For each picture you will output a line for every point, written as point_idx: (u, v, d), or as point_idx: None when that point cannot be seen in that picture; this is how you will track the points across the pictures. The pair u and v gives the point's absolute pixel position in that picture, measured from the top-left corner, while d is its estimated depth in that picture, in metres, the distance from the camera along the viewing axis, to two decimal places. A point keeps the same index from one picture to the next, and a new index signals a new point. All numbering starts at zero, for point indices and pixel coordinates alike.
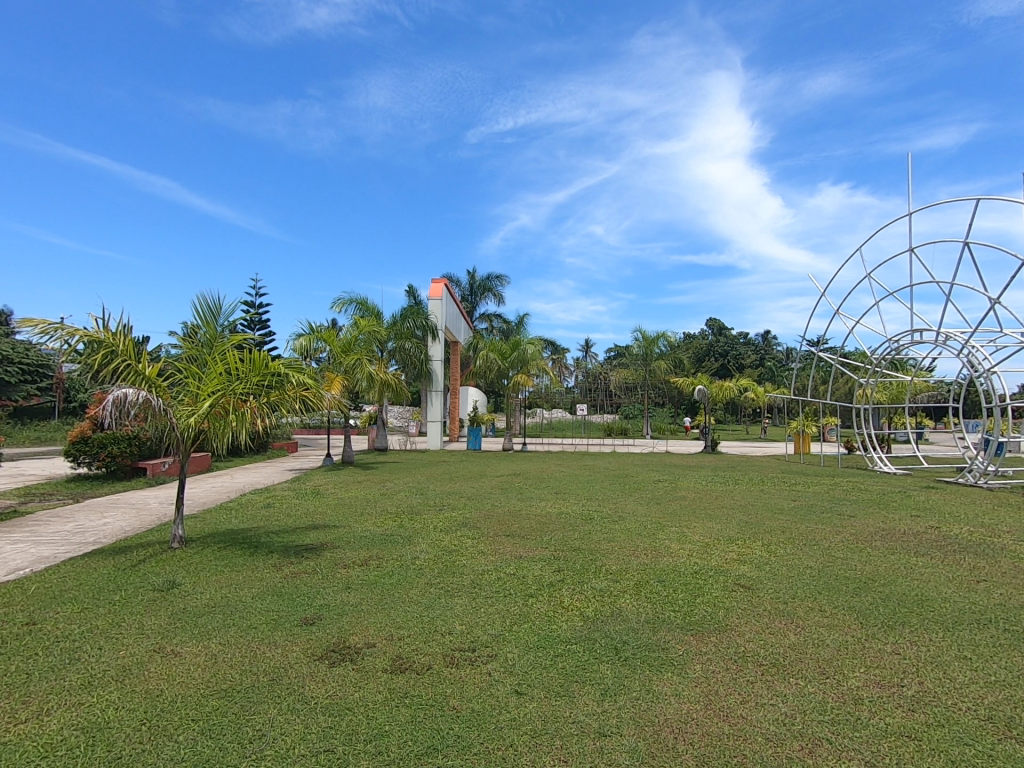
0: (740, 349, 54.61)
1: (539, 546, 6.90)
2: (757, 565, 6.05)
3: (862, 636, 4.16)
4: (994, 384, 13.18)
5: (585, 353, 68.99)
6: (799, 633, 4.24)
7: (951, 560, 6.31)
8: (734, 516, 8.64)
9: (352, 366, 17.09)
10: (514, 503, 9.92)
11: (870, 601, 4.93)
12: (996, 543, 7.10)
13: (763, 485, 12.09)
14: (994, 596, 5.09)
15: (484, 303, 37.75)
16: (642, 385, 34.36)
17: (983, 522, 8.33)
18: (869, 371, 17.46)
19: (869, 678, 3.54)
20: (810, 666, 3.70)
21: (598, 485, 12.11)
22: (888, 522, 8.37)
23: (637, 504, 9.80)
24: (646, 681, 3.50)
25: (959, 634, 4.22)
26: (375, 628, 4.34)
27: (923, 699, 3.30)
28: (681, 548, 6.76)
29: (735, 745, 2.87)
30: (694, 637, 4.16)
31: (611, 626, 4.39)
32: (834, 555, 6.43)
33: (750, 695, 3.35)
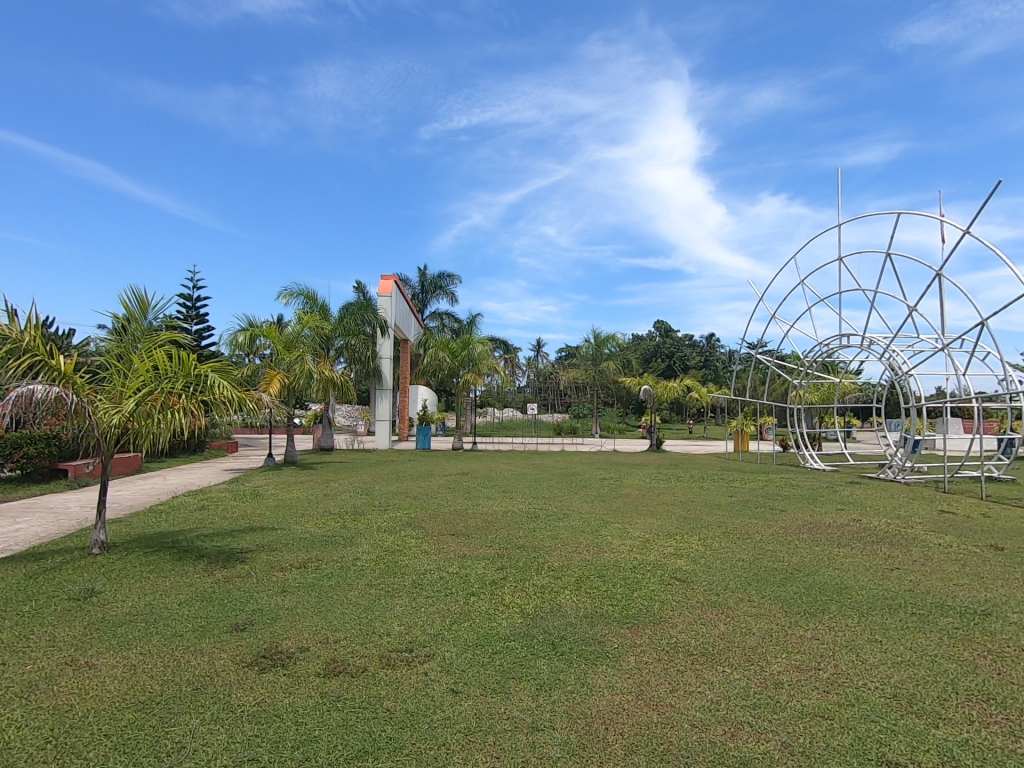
0: (686, 350, 56.75)
1: (483, 545, 6.91)
2: (692, 558, 6.28)
3: (785, 624, 4.39)
4: (911, 383, 14.17)
5: (536, 352, 69.56)
6: (728, 623, 4.42)
7: (869, 550, 6.73)
8: (674, 512, 8.95)
9: (294, 363, 16.46)
10: (461, 502, 9.90)
11: (794, 590, 5.21)
12: (910, 533, 7.65)
13: (702, 482, 12.57)
14: (906, 583, 5.46)
15: (436, 301, 37.49)
16: (593, 385, 35.37)
17: (898, 514, 8.97)
18: (802, 373, 18.44)
19: (789, 663, 3.73)
20: (736, 654, 3.87)
21: (545, 483, 12.27)
22: (814, 515, 8.85)
23: (582, 502, 9.95)
24: (581, 675, 3.56)
25: (872, 619, 4.51)
26: (309, 631, 4.23)
27: (837, 680, 3.51)
28: (622, 543, 6.93)
29: (662, 732, 2.96)
30: (630, 630, 4.28)
31: (550, 621, 4.45)
32: (764, 548, 6.75)
33: (678, 684, 3.47)
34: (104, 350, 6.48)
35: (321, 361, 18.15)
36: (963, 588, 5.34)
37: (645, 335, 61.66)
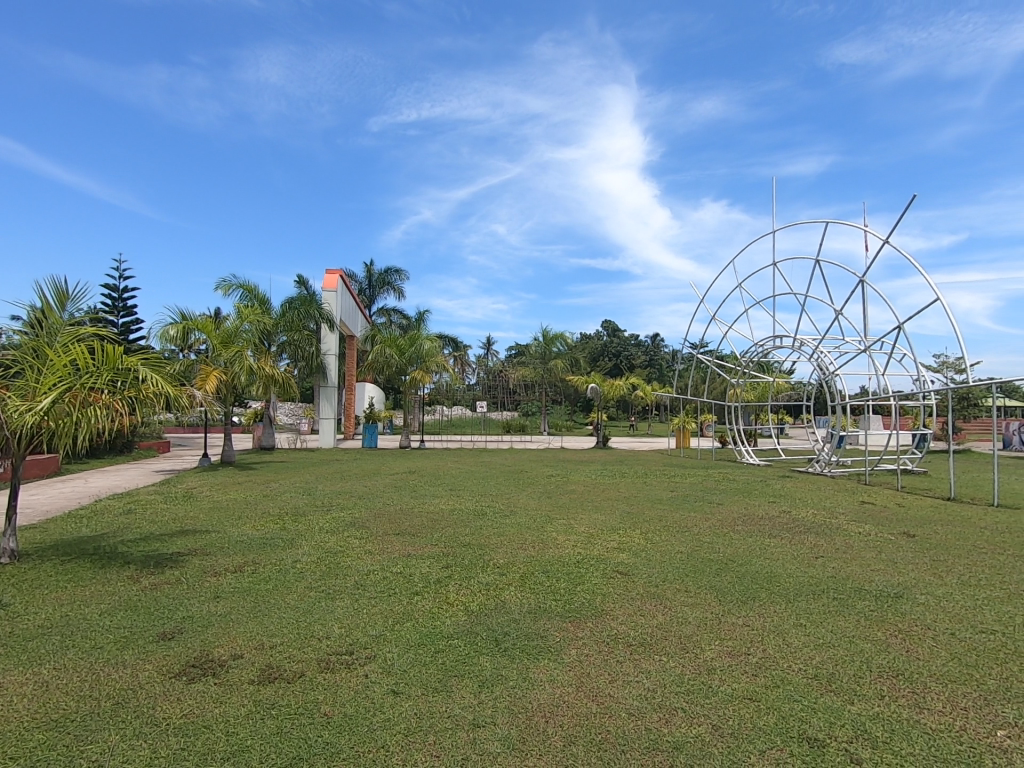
0: (631, 349, 58.18)
1: (428, 543, 6.84)
2: (633, 552, 6.45)
3: (719, 612, 4.59)
4: (837, 382, 15.09)
5: (486, 350, 69.48)
6: (666, 613, 4.57)
7: (797, 540, 7.12)
8: (618, 507, 9.16)
9: (231, 359, 15.74)
10: (407, 501, 9.78)
11: (728, 579, 5.45)
12: (833, 523, 8.15)
13: (645, 478, 12.93)
14: (829, 570, 5.81)
15: (383, 297, 36.79)
16: (541, 384, 35.76)
17: (824, 506, 9.54)
18: (739, 372, 19.28)
19: (721, 649, 3.91)
20: (672, 643, 4.00)
21: (493, 480, 12.28)
22: (748, 507, 9.28)
23: (529, 498, 10.03)
24: (523, 670, 3.60)
25: (797, 604, 4.78)
26: (244, 637, 4.06)
27: (765, 664, 3.70)
28: (566, 539, 7.04)
29: (600, 722, 3.03)
30: (572, 624, 4.35)
31: (494, 618, 4.46)
32: (701, 540, 7.02)
33: (617, 674, 3.56)
34: (17, 344, 5.99)
35: (261, 357, 17.48)
36: (878, 573, 5.75)
37: (592, 334, 62.73)
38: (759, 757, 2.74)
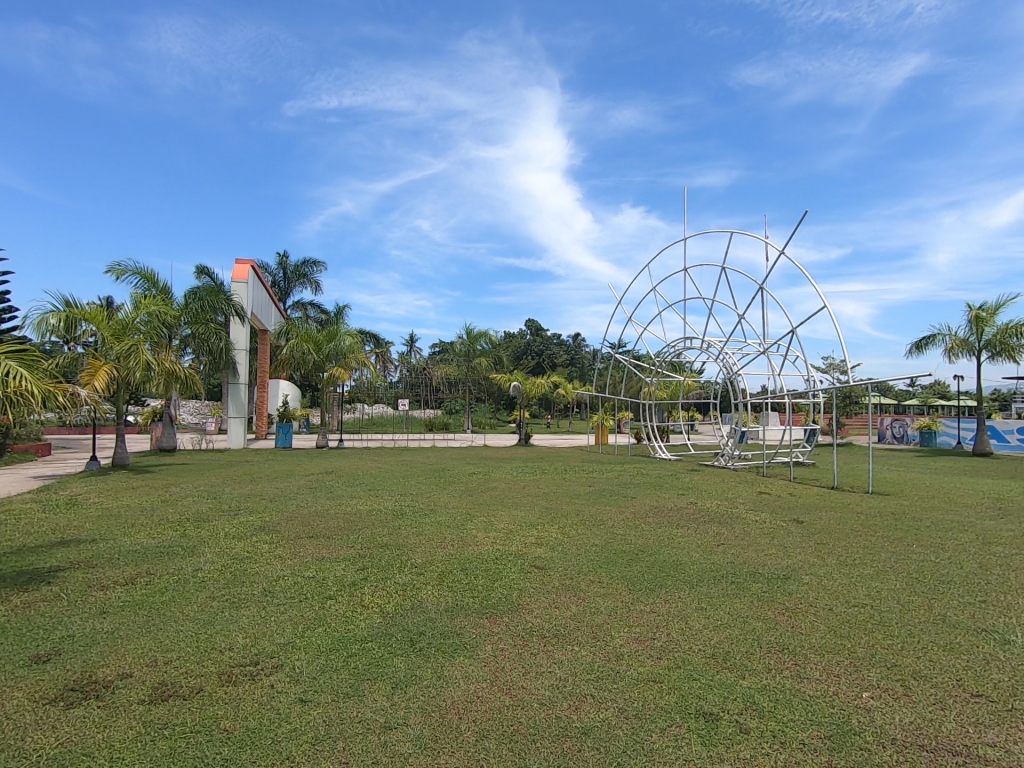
0: (553, 349, 59.36)
1: (344, 545, 6.64)
2: (550, 546, 6.61)
3: (629, 600, 4.80)
4: (740, 382, 16.21)
5: (408, 347, 68.22)
6: (579, 604, 4.72)
7: (701, 529, 7.60)
8: (536, 503, 9.34)
9: (125, 352, 14.38)
10: (322, 502, 9.43)
11: (638, 569, 5.71)
12: (733, 512, 8.77)
13: (564, 474, 13.25)
14: (728, 556, 6.25)
15: (299, 290, 35.16)
16: (465, 382, 35.70)
17: (726, 497, 10.23)
18: (653, 372, 20.25)
19: (630, 636, 4.09)
20: (584, 632, 4.15)
21: (413, 480, 12.12)
22: (658, 500, 9.78)
23: (449, 496, 10.01)
24: (438, 668, 3.59)
25: (699, 589, 5.10)
26: (134, 655, 3.75)
27: (668, 646, 3.93)
28: (485, 536, 7.08)
29: (513, 714, 3.08)
30: (488, 619, 4.39)
31: (410, 618, 4.41)
32: (614, 532, 7.32)
33: (530, 667, 3.63)
34: None
35: (162, 352, 16.21)
36: (770, 557, 6.26)
37: (516, 333, 63.36)
38: (660, 735, 2.91)
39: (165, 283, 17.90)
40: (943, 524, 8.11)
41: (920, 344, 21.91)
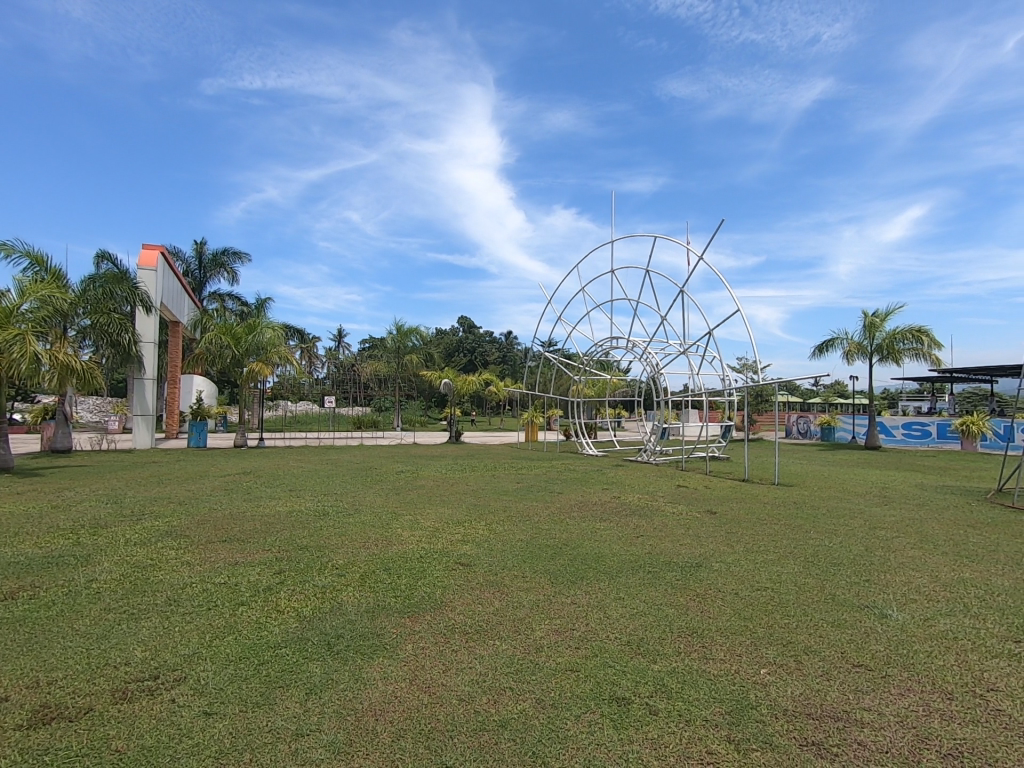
0: (486, 347, 59.59)
1: (259, 549, 6.33)
2: (476, 543, 6.64)
3: (551, 593, 4.91)
4: (663, 381, 16.92)
5: (336, 343, 66.06)
6: (502, 599, 4.77)
7: (623, 522, 7.88)
8: (464, 500, 9.37)
9: (10, 342, 12.96)
10: (239, 504, 8.98)
11: (560, 562, 5.85)
12: (653, 505, 9.20)
13: (494, 471, 13.34)
14: (646, 547, 6.54)
15: (216, 280, 33.13)
16: (395, 379, 35.03)
17: (646, 490, 10.70)
18: (582, 370, 20.76)
19: (550, 628, 4.18)
20: (505, 627, 4.19)
21: (338, 479, 11.78)
22: (584, 494, 10.08)
23: (375, 496, 9.78)
24: (355, 671, 3.51)
25: (618, 580, 5.30)
26: (11, 677, 3.40)
27: (586, 636, 4.05)
28: (411, 534, 7.01)
29: (431, 712, 3.07)
30: (410, 619, 4.34)
31: (328, 622, 4.28)
32: (539, 527, 7.47)
33: (450, 663, 3.63)
34: None
35: (55, 343, 14.76)
36: (685, 547, 6.60)
37: (448, 331, 62.98)
38: (575, 722, 2.99)
39: (58, 267, 16.29)
40: (836, 511, 8.91)
41: (822, 347, 23.79)
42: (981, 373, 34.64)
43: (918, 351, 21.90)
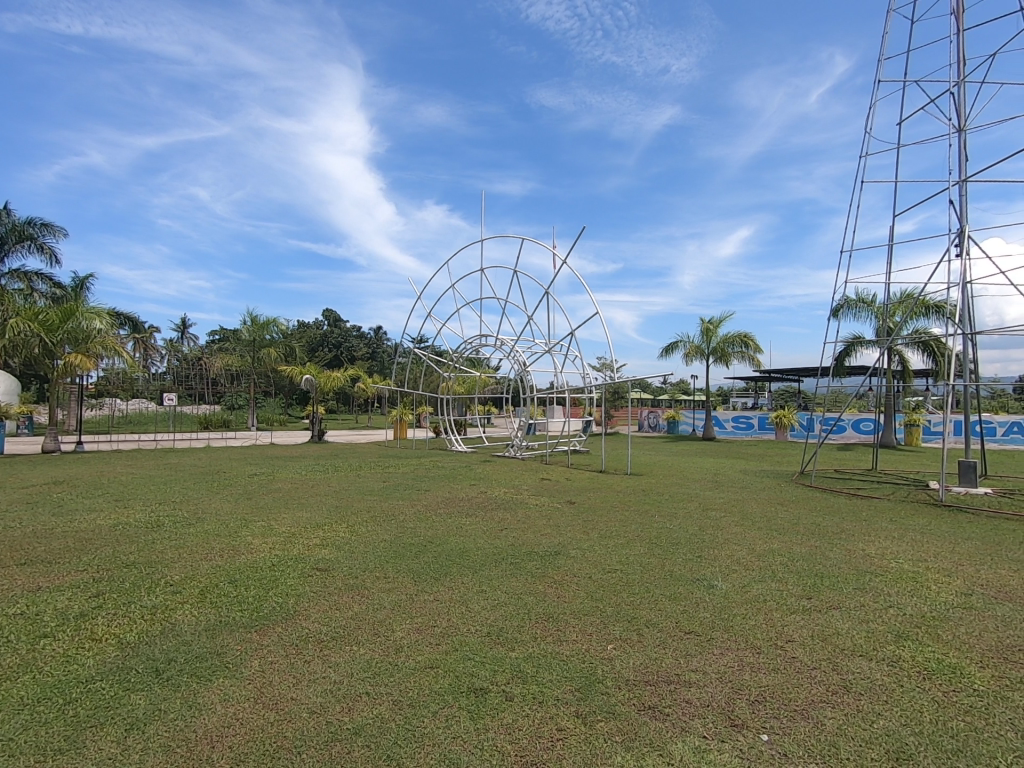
0: (353, 341, 57.26)
1: (71, 571, 5.42)
2: (336, 546, 6.35)
3: (413, 592, 4.85)
4: (530, 379, 17.49)
5: (179, 333, 58.99)
6: (362, 602, 4.61)
7: (488, 516, 8.03)
8: (325, 502, 8.89)
9: None
10: (45, 519, 7.62)
11: (424, 559, 5.80)
12: (518, 498, 9.50)
13: (358, 470, 12.83)
14: (509, 539, 6.74)
15: (19, 254, 27.77)
16: (250, 374, 32.22)
17: (512, 484, 11.02)
18: (451, 367, 20.72)
19: (411, 627, 4.14)
20: (364, 630, 4.06)
21: (178, 485, 10.55)
22: (451, 490, 10.12)
23: (222, 502, 8.90)
24: (189, 696, 3.16)
25: (480, 573, 5.38)
26: None
27: (447, 631, 4.06)
28: (263, 541, 6.50)
29: (277, 730, 2.87)
30: (256, 633, 4.02)
31: (157, 646, 3.81)
32: (404, 525, 7.34)
33: (301, 675, 3.42)
34: None
35: None
36: (545, 536, 6.90)
37: (311, 324, 59.44)
38: (432, 718, 2.99)
39: None
40: (676, 496, 9.93)
41: (669, 348, 26.32)
42: (791, 375, 40.82)
43: (744, 355, 25.11)
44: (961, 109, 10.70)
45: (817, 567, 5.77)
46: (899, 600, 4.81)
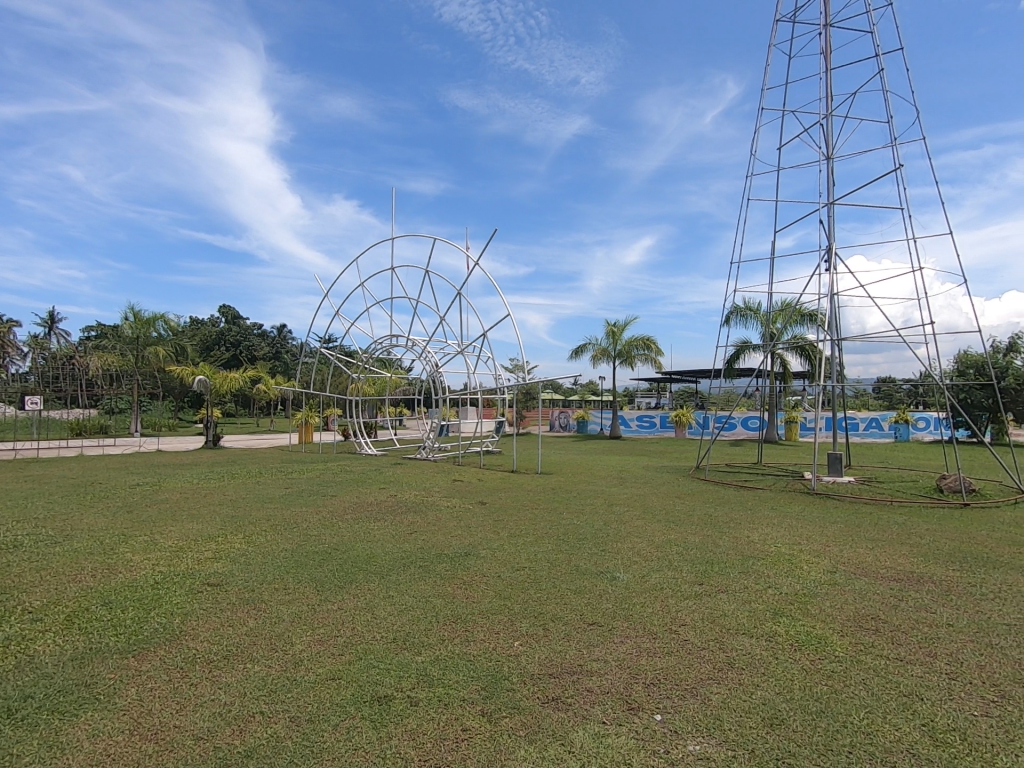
0: (253, 340, 53.98)
1: None
2: (231, 558, 5.94)
3: (315, 602, 4.64)
4: (442, 380, 17.34)
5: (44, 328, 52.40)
6: (258, 616, 4.35)
7: (397, 520, 7.87)
8: (219, 512, 8.27)
9: None
10: None
11: (328, 568, 5.57)
12: (429, 500, 9.40)
13: (258, 477, 12.04)
14: (419, 542, 6.64)
15: None
16: (132, 375, 29.33)
17: (423, 486, 10.88)
18: (361, 368, 20.00)
19: (312, 639, 3.96)
20: (260, 646, 3.83)
21: (41, 499, 9.34)
22: (359, 495, 9.81)
23: (96, 517, 8.00)
24: (49, 736, 2.81)
25: (387, 579, 5.25)
26: None
27: (352, 640, 3.93)
28: (144, 558, 5.92)
29: (157, 762, 2.64)
30: (133, 658, 3.66)
31: (10, 683, 3.35)
32: (308, 533, 7.01)
33: (186, 700, 3.16)
34: None
35: None
36: (454, 538, 6.88)
37: (205, 321, 55.26)
38: (332, 731, 2.88)
39: None
40: (584, 493, 10.28)
41: (578, 350, 27.18)
42: (689, 376, 43.77)
43: (647, 357, 26.51)
44: (829, 138, 11.99)
45: (708, 554, 6.22)
46: (776, 581, 5.29)
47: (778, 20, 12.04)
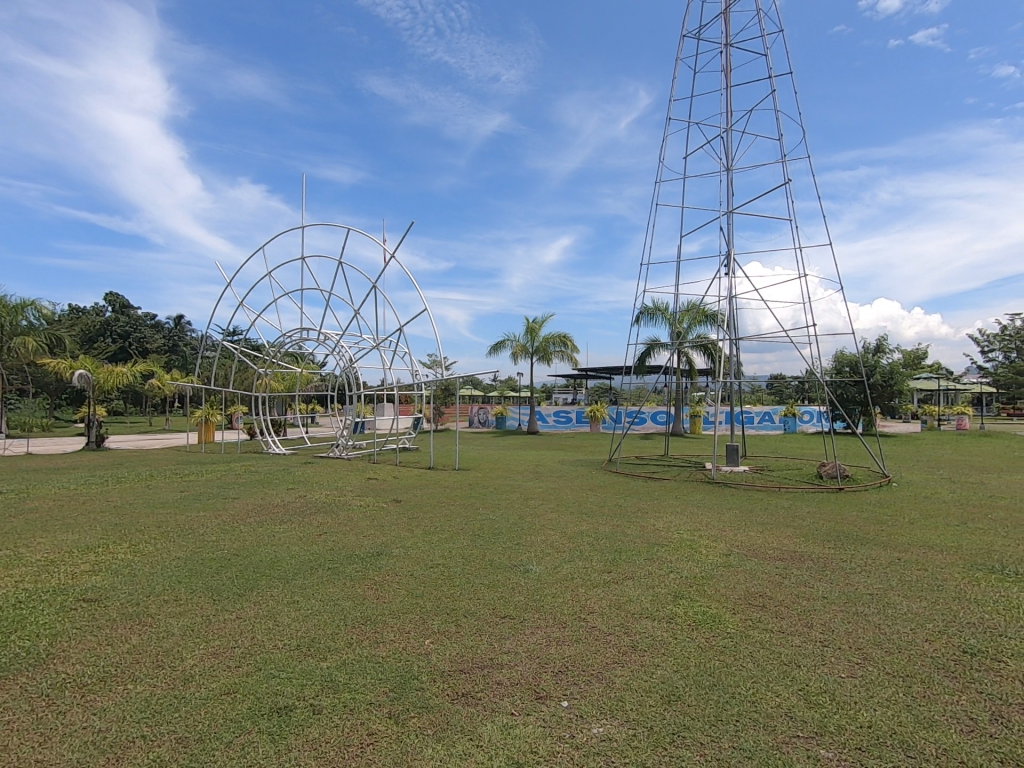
0: (145, 331, 49.45)
1: None
2: (112, 570, 5.39)
3: (210, 613, 4.32)
4: (356, 376, 16.75)
5: None
6: (142, 633, 3.98)
7: (305, 521, 7.50)
8: (100, 520, 7.48)
9: None
10: None
11: (227, 575, 5.21)
12: (341, 500, 9.06)
13: (149, 481, 11.05)
14: (328, 544, 6.38)
15: None
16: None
17: (335, 486, 10.49)
18: (268, 362, 18.78)
19: (204, 652, 3.68)
20: (144, 665, 3.50)
21: None
22: (265, 496, 9.27)
23: None
24: None
25: (292, 584, 5.00)
26: None
27: (250, 651, 3.70)
28: (4, 575, 5.22)
29: None
30: None
31: None
32: (204, 539, 6.53)
33: (53, 730, 2.84)
34: None
35: None
36: (367, 538, 6.67)
37: (87, 309, 49.79)
38: (224, 750, 2.69)
39: None
40: (501, 488, 10.34)
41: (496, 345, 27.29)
42: (603, 372, 45.39)
43: (563, 354, 27.14)
44: (728, 151, 12.86)
45: (617, 543, 6.48)
46: (678, 566, 5.61)
47: (685, 35, 12.71)
